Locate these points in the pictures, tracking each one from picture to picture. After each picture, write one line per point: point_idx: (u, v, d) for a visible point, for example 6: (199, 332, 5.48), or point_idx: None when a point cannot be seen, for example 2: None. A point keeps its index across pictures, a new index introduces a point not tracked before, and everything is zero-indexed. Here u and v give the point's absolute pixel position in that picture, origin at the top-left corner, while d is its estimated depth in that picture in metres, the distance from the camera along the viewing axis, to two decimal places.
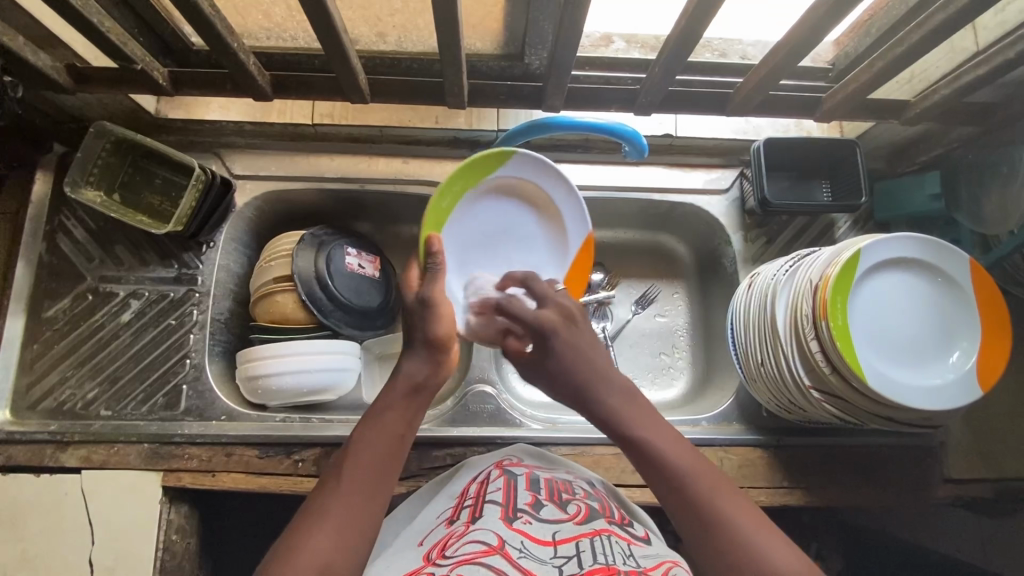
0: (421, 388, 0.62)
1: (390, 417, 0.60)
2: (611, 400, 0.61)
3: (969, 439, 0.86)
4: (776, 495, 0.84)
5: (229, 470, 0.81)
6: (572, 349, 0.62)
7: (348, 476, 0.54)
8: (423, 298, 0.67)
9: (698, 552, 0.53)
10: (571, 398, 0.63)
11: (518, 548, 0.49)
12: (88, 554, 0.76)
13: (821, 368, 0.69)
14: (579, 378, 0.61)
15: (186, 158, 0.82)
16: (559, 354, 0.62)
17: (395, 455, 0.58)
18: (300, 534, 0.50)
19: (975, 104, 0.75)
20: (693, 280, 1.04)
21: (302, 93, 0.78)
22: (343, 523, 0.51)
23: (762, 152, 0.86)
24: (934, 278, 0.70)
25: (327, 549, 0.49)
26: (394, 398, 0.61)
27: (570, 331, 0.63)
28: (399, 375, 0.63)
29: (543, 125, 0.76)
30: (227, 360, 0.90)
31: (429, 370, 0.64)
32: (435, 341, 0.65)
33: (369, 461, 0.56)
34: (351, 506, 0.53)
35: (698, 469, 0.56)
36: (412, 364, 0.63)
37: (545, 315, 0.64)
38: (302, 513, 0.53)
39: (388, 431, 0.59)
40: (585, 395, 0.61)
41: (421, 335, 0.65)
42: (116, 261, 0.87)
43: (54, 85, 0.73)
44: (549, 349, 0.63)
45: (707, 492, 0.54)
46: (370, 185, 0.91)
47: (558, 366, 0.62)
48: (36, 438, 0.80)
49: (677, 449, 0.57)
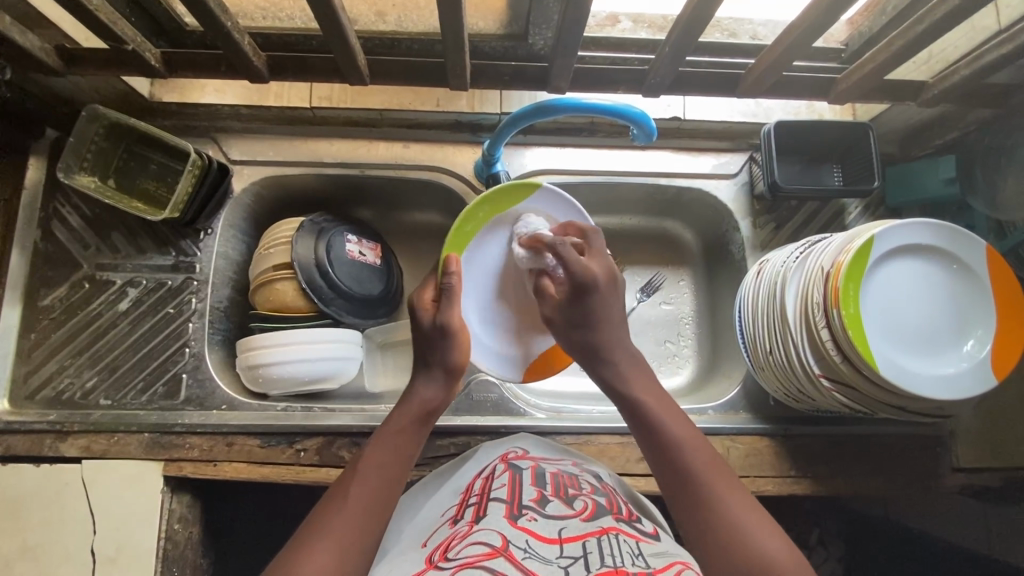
0: (433, 413, 0.65)
1: (399, 438, 0.62)
2: (623, 361, 0.66)
3: (980, 428, 0.85)
4: (784, 484, 0.83)
5: (231, 460, 0.80)
6: (605, 308, 0.65)
7: (355, 491, 0.57)
8: (442, 324, 0.66)
9: (681, 525, 0.56)
10: (588, 353, 0.67)
11: (523, 548, 0.48)
12: (89, 544, 0.75)
13: (832, 357, 0.68)
14: (604, 338, 0.65)
15: (181, 142, 0.80)
16: (592, 307, 0.65)
17: (401, 474, 0.60)
18: (304, 546, 0.52)
19: (995, 85, 0.73)
20: (699, 267, 1.02)
21: (299, 75, 0.75)
22: (346, 536, 0.53)
23: (773, 135, 0.83)
24: (949, 265, 0.69)
25: (334, 557, 0.51)
26: (405, 419, 0.63)
27: (609, 292, 0.66)
28: (414, 398, 0.65)
29: (546, 108, 0.73)
30: (228, 349, 0.89)
31: (444, 395, 0.66)
32: (454, 369, 0.67)
33: (376, 478, 0.58)
34: (355, 520, 0.54)
35: (693, 445, 0.59)
36: (427, 388, 0.66)
37: (591, 269, 0.66)
38: (306, 526, 0.54)
39: (397, 450, 0.61)
40: (604, 355, 0.66)
41: (441, 361, 0.67)
42: (112, 248, 0.86)
43: (45, 67, 0.70)
44: (584, 301, 0.65)
45: (698, 467, 0.57)
46: (370, 170, 0.89)
47: (586, 324, 0.66)
48: (35, 428, 0.79)
49: (676, 421, 0.61)
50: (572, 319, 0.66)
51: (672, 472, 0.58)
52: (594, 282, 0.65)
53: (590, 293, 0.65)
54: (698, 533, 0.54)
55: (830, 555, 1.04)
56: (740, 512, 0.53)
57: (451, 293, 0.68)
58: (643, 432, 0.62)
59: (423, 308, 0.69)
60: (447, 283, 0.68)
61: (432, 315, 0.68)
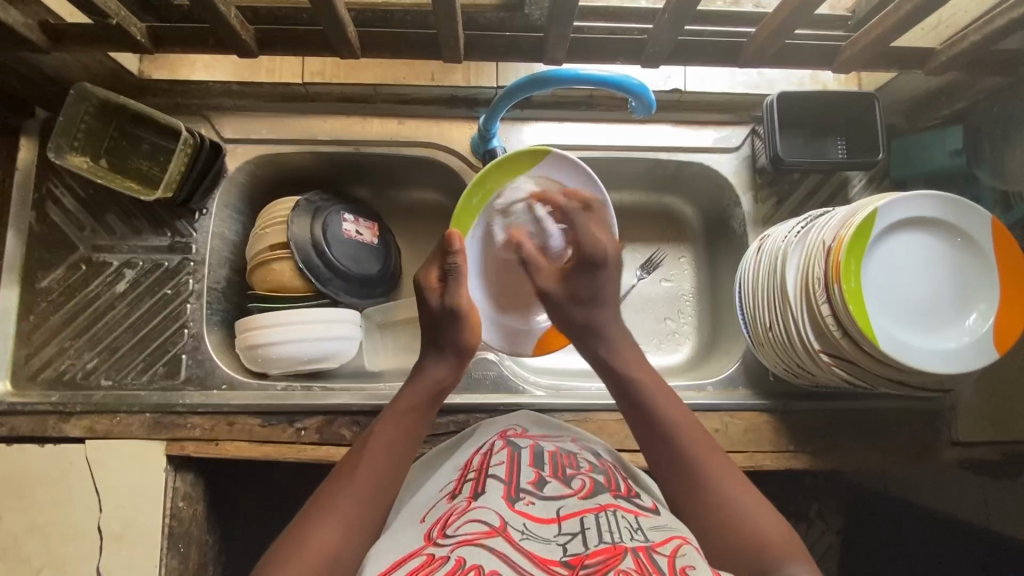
0: (443, 392, 0.66)
1: (407, 416, 0.62)
2: (616, 337, 0.68)
3: (982, 402, 0.85)
4: (781, 459, 0.83)
5: (233, 439, 0.80)
6: (610, 283, 0.69)
7: (362, 470, 0.57)
8: (451, 306, 0.66)
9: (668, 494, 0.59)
10: (578, 330, 0.70)
11: (521, 529, 0.49)
12: (96, 522, 0.76)
13: (833, 332, 0.67)
14: (597, 315, 0.69)
15: (171, 120, 0.80)
16: (601, 282, 0.69)
17: (409, 452, 0.61)
18: (312, 519, 0.53)
19: (1005, 52, 0.70)
20: (701, 243, 1.01)
21: (289, 49, 0.74)
22: (352, 512, 0.54)
23: (774, 107, 0.82)
24: (952, 238, 0.68)
25: (339, 537, 0.52)
26: (416, 398, 0.64)
27: (614, 267, 0.69)
28: (423, 377, 0.66)
29: (543, 80, 0.71)
30: (227, 329, 0.89)
31: (456, 374, 0.67)
32: (465, 350, 0.68)
33: (384, 455, 0.59)
34: (361, 497, 0.55)
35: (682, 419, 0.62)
36: (438, 368, 0.66)
37: (600, 241, 0.68)
38: (314, 503, 0.55)
39: (407, 426, 0.62)
40: (594, 333, 0.69)
41: (452, 343, 0.67)
42: (108, 230, 0.85)
43: (29, 44, 0.69)
44: (592, 274, 0.68)
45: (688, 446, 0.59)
46: (366, 147, 0.88)
47: (589, 297, 0.69)
48: (38, 408, 0.80)
49: (666, 398, 0.64)
50: (577, 291, 0.69)
51: (657, 440, 0.61)
52: (603, 258, 0.68)
53: (599, 268, 0.68)
54: (677, 484, 0.58)
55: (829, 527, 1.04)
56: (726, 486, 0.56)
57: (458, 273, 0.66)
58: (627, 402, 0.65)
59: (431, 289, 0.67)
60: (452, 263, 0.66)
61: (439, 296, 0.67)
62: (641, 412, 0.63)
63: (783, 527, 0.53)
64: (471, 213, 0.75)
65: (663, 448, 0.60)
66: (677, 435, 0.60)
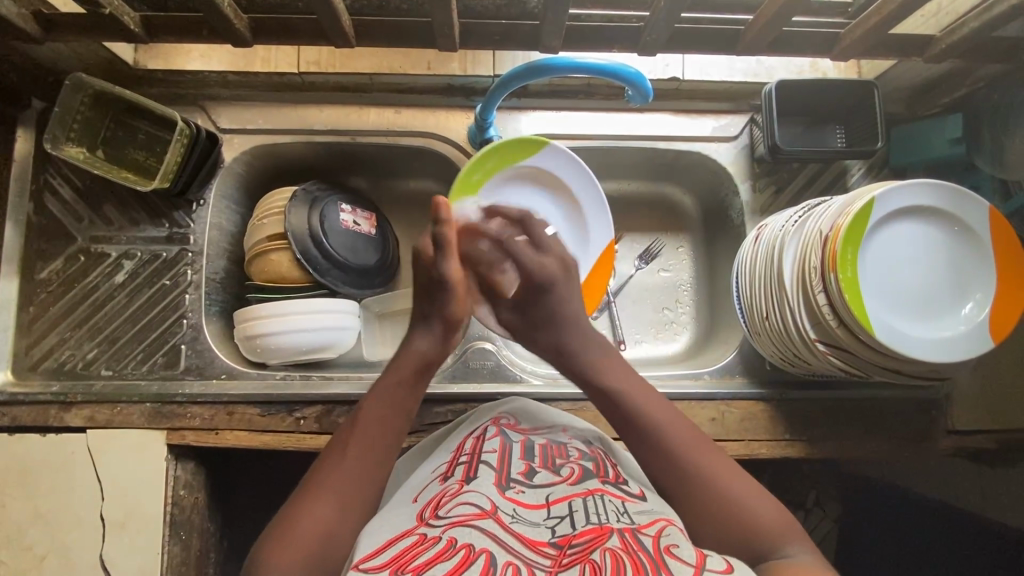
0: (429, 367, 0.65)
1: (392, 392, 0.62)
2: (588, 353, 0.65)
3: (979, 391, 0.85)
4: (777, 448, 0.83)
5: (232, 428, 0.81)
6: (566, 300, 0.68)
7: (350, 450, 0.57)
8: (440, 275, 0.63)
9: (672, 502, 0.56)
10: (552, 348, 0.67)
11: (511, 513, 0.50)
12: (98, 510, 0.77)
13: (828, 321, 0.67)
14: (564, 331, 0.67)
15: (167, 111, 0.79)
16: (556, 304, 0.67)
17: (399, 428, 0.61)
18: (303, 504, 0.53)
19: (1004, 39, 0.70)
20: (699, 233, 1.01)
21: (284, 38, 0.74)
22: (342, 493, 0.54)
23: (773, 95, 0.81)
24: (950, 227, 0.67)
25: (330, 519, 0.52)
26: (403, 373, 0.63)
27: (565, 282, 0.68)
28: (409, 351, 0.65)
29: (540, 68, 0.70)
30: (225, 319, 0.89)
31: (440, 346, 0.66)
32: (454, 321, 0.66)
33: (372, 435, 0.59)
34: (349, 478, 0.56)
35: (673, 422, 0.60)
36: (424, 340, 0.65)
37: (546, 264, 0.67)
38: (304, 487, 0.56)
39: (394, 403, 0.61)
40: (567, 350, 0.66)
41: (440, 314, 0.66)
42: (106, 221, 0.85)
43: (23, 34, 0.69)
44: (546, 299, 0.67)
45: (681, 451, 0.57)
46: (363, 137, 0.88)
47: (549, 321, 0.67)
48: (38, 399, 0.80)
49: (648, 402, 0.61)
50: (536, 324, 0.68)
51: (649, 450, 0.58)
52: (551, 278, 0.67)
53: (549, 291, 0.67)
54: (681, 500, 0.56)
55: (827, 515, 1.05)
56: (727, 479, 0.55)
57: (449, 245, 0.62)
58: (611, 414, 0.62)
59: (425, 257, 0.65)
60: (443, 233, 0.62)
61: (432, 266, 0.64)
62: (625, 421, 0.61)
63: (778, 507, 0.54)
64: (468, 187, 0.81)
65: (660, 465, 0.57)
66: (666, 443, 0.58)
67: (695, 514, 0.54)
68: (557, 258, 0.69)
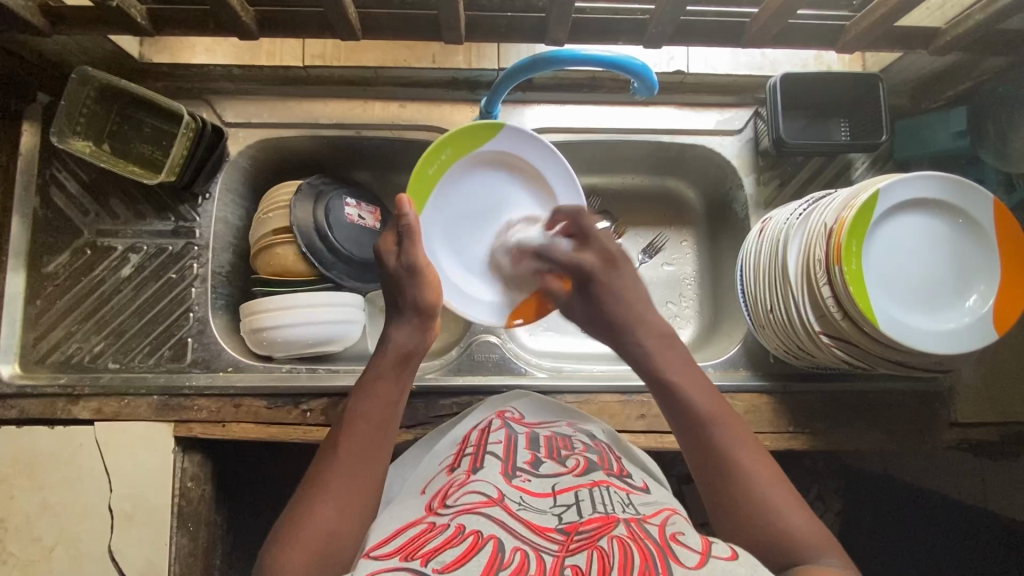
0: (411, 355, 0.65)
1: (381, 384, 0.63)
2: (648, 340, 0.65)
3: (983, 384, 0.85)
4: (780, 440, 0.84)
5: (239, 421, 0.82)
6: (619, 292, 0.67)
7: (345, 445, 0.58)
8: (409, 264, 0.66)
9: (712, 499, 0.56)
10: (608, 335, 0.68)
11: (518, 501, 0.50)
12: (107, 502, 0.77)
13: (832, 313, 0.67)
14: (622, 317, 0.66)
15: (174, 104, 0.80)
16: (605, 297, 0.67)
17: (390, 419, 0.61)
18: (304, 505, 0.54)
19: (1010, 31, 0.70)
20: (703, 227, 1.01)
21: (290, 31, 0.74)
22: (342, 489, 0.55)
23: (778, 87, 0.81)
24: (954, 219, 0.68)
25: (333, 515, 0.53)
26: (384, 367, 0.64)
27: (613, 276, 0.68)
28: (388, 345, 0.65)
29: (545, 60, 0.70)
30: (231, 313, 0.89)
31: (418, 338, 0.66)
32: (426, 310, 0.67)
33: (365, 429, 0.59)
34: (348, 474, 0.56)
35: (721, 416, 0.59)
36: (401, 331, 0.66)
37: (585, 260, 0.68)
38: (305, 485, 0.56)
39: (380, 398, 0.62)
40: (624, 337, 0.66)
41: (412, 303, 0.66)
42: (112, 214, 0.86)
43: (30, 27, 0.69)
44: (593, 292, 0.68)
45: (726, 446, 0.57)
46: (368, 131, 0.88)
47: (603, 310, 0.67)
48: (47, 391, 0.81)
49: (701, 392, 0.61)
50: (588, 315, 0.69)
51: (699, 443, 0.59)
52: (590, 273, 0.68)
53: (592, 286, 0.68)
54: (721, 498, 0.56)
55: (829, 509, 1.05)
56: (764, 481, 0.55)
57: (410, 232, 0.66)
58: (666, 401, 0.62)
59: (389, 250, 0.68)
60: (403, 223, 0.66)
61: (397, 255, 0.67)
62: (677, 410, 0.61)
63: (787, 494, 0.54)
64: (427, 182, 0.78)
65: (706, 460, 0.58)
66: (714, 437, 0.58)
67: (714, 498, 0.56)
68: (601, 252, 0.69)
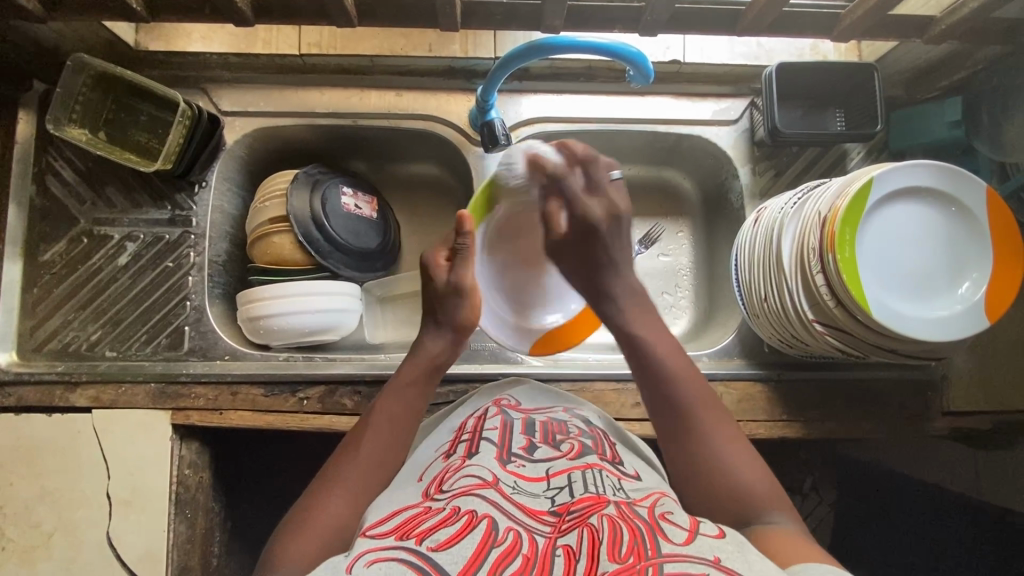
0: (441, 368, 0.69)
1: (408, 391, 0.65)
2: (626, 300, 0.67)
3: (977, 373, 0.85)
4: (774, 428, 0.84)
5: (236, 409, 0.82)
6: (611, 247, 0.68)
7: (365, 444, 0.60)
8: (455, 283, 0.69)
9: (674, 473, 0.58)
10: (590, 292, 0.69)
11: (512, 485, 0.51)
12: (105, 488, 0.78)
13: (825, 301, 0.68)
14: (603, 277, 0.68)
15: (170, 92, 0.80)
16: (598, 250, 0.68)
17: (411, 425, 0.63)
18: (317, 498, 0.55)
19: (1004, 20, 0.70)
20: (699, 218, 1.01)
21: (286, 17, 0.74)
22: (353, 485, 0.56)
23: (774, 78, 0.81)
24: (947, 207, 0.68)
25: (344, 511, 0.53)
26: (415, 373, 0.66)
27: (609, 232, 0.67)
28: (421, 353, 0.69)
29: (541, 48, 0.70)
30: (228, 302, 0.89)
31: (451, 351, 0.70)
32: (463, 328, 0.71)
33: (386, 430, 0.61)
34: (364, 470, 0.57)
35: (690, 384, 0.61)
36: (435, 343, 0.69)
37: (592, 211, 0.67)
38: (318, 480, 0.57)
39: (404, 403, 0.64)
40: (607, 296, 0.68)
41: (450, 320, 0.70)
42: (108, 203, 0.86)
43: (25, 12, 0.68)
44: (591, 242, 0.68)
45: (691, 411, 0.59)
46: (364, 120, 0.88)
47: (597, 262, 0.68)
48: (44, 378, 0.81)
49: (674, 357, 0.63)
50: (580, 259, 0.69)
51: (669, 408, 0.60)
52: (595, 226, 0.67)
53: (593, 235, 0.67)
54: (684, 465, 0.57)
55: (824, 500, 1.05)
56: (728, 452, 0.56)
57: (465, 252, 0.70)
58: (637, 362, 0.64)
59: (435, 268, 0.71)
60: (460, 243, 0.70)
61: (446, 272, 0.70)
62: (648, 374, 0.63)
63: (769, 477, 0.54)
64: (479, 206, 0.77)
65: (675, 427, 0.59)
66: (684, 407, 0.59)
67: (696, 485, 0.55)
68: (606, 206, 0.68)
